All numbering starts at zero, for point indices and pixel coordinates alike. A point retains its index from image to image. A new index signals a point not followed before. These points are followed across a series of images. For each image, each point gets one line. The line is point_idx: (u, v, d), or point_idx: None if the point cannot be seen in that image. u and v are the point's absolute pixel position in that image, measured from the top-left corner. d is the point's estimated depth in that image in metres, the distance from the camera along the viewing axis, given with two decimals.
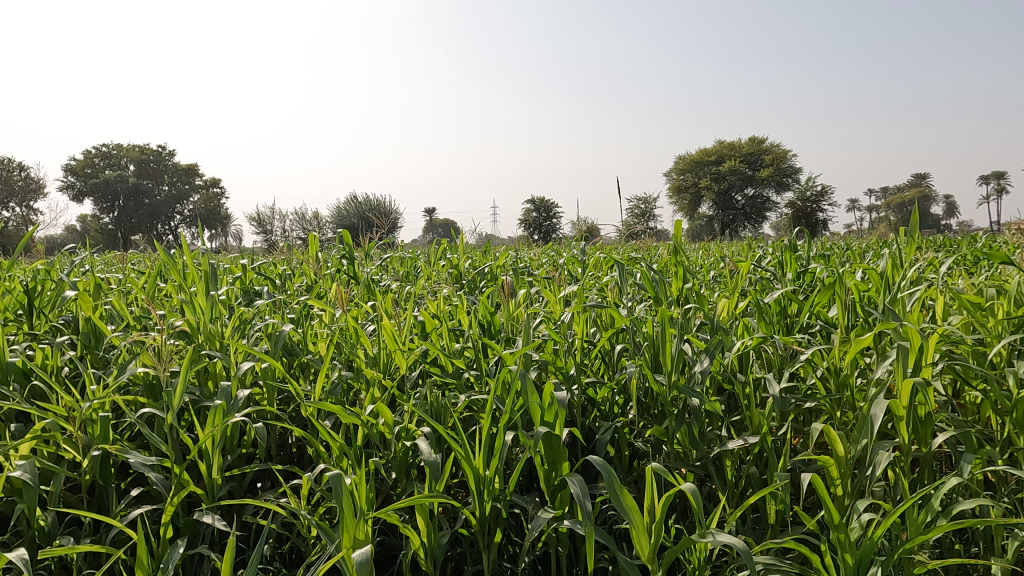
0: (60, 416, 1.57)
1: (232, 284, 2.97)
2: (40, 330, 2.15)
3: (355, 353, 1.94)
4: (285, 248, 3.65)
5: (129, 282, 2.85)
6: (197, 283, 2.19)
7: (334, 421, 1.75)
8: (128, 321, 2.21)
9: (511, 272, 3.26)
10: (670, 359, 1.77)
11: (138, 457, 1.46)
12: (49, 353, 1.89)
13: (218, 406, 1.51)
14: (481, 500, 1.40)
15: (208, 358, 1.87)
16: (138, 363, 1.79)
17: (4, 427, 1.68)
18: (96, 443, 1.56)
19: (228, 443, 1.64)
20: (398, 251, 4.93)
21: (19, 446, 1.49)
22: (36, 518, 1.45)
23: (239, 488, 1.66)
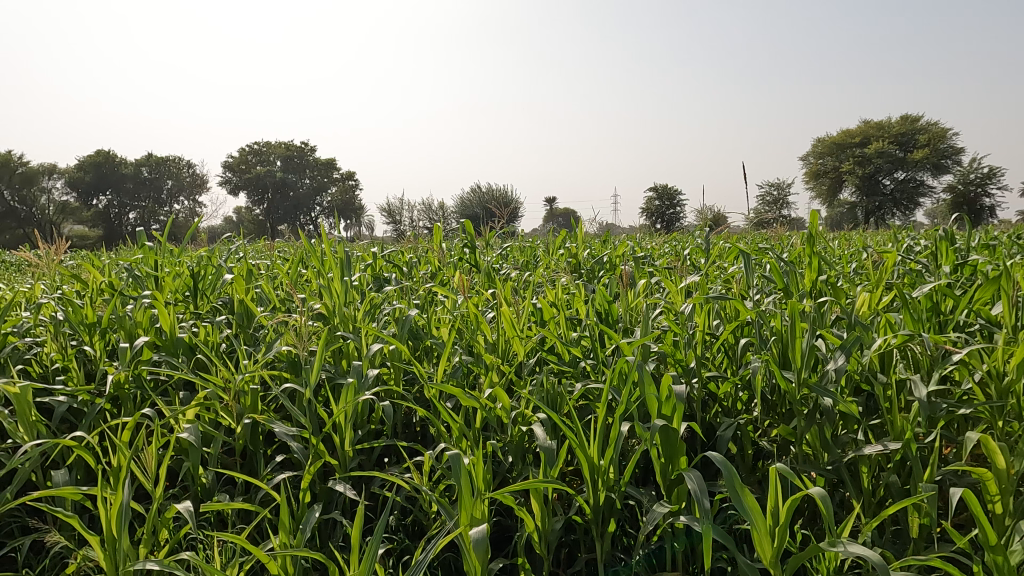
0: (219, 386, 1.77)
1: (364, 270, 3.15)
2: (204, 309, 2.41)
3: (475, 339, 2.01)
4: (412, 238, 3.83)
5: (275, 268, 3.11)
6: (332, 269, 2.35)
7: (455, 403, 1.82)
8: (275, 303, 2.42)
9: (632, 261, 3.20)
10: (799, 356, 1.66)
11: (281, 428, 1.63)
12: (210, 331, 2.12)
13: (350, 384, 1.63)
14: (595, 489, 1.41)
15: (342, 339, 2.00)
16: (283, 342, 1.96)
17: (175, 394, 1.91)
18: (247, 413, 1.74)
19: (358, 419, 1.76)
20: (519, 240, 5.01)
21: (186, 411, 1.69)
22: (199, 475, 1.64)
23: (368, 462, 1.77)
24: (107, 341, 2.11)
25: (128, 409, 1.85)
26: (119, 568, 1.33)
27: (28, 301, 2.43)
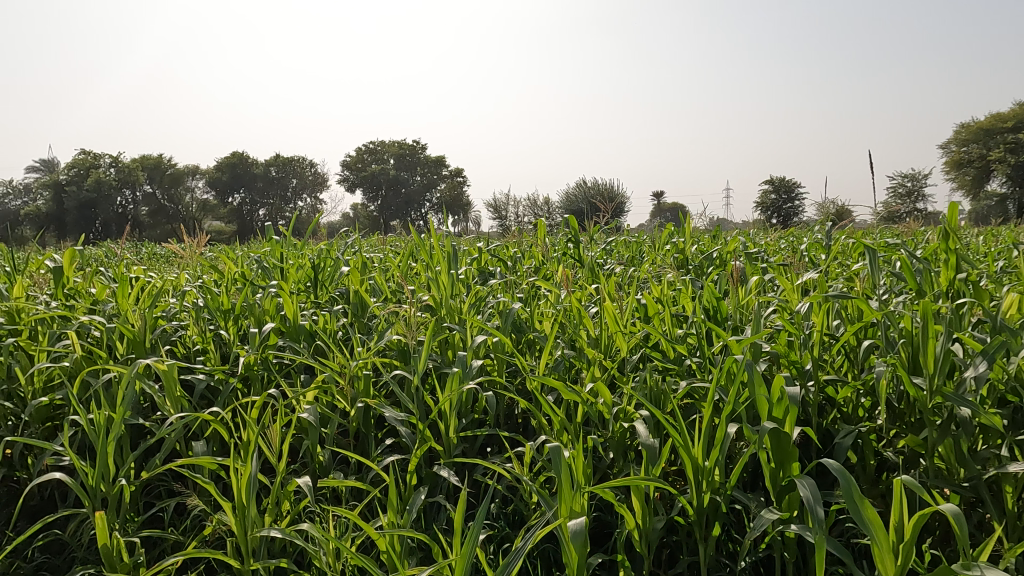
0: (335, 371, 1.88)
1: (469, 264, 3.23)
2: (323, 299, 2.57)
3: (578, 334, 2.00)
4: (516, 233, 3.87)
5: (387, 261, 3.26)
6: (440, 263, 2.43)
7: (557, 396, 1.83)
8: (386, 295, 2.54)
9: (743, 257, 3.06)
10: (932, 362, 1.52)
11: (391, 413, 1.71)
12: (328, 319, 2.26)
13: (455, 374, 1.68)
14: (698, 490, 1.36)
15: (448, 330, 2.06)
16: (393, 331, 2.05)
17: (297, 377, 2.05)
18: (360, 397, 1.84)
19: (463, 407, 1.81)
20: (624, 236, 4.94)
21: (306, 393, 1.82)
22: (316, 453, 1.76)
23: (471, 449, 1.82)
24: (239, 327, 2.30)
25: (256, 389, 2.01)
26: (247, 534, 1.45)
27: (174, 289, 2.70)
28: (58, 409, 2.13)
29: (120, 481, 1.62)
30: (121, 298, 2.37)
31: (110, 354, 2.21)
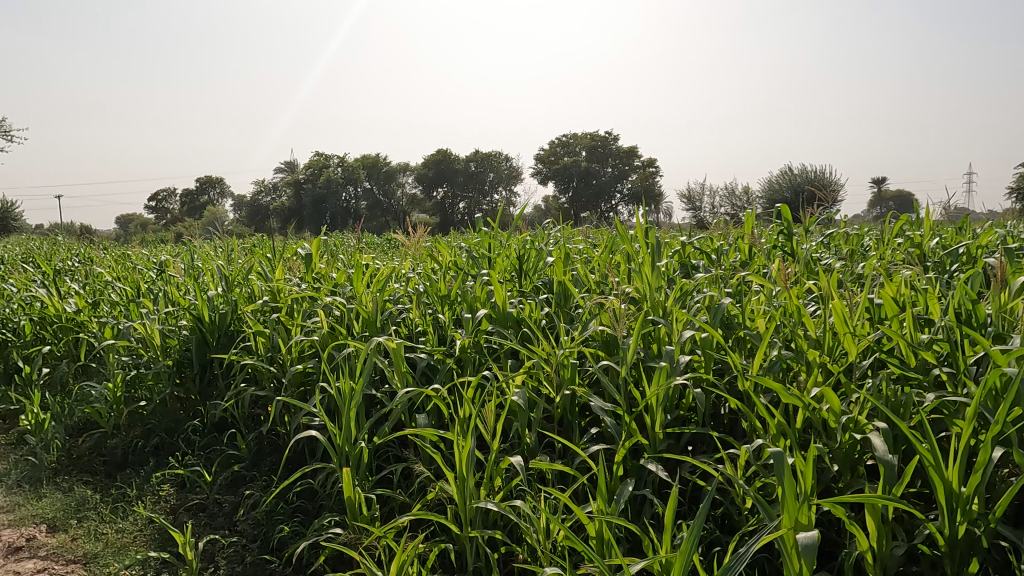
0: (542, 358, 1.95)
1: (671, 256, 3.14)
2: (528, 288, 2.67)
3: (797, 334, 1.85)
4: (720, 224, 3.68)
5: (587, 253, 3.29)
6: (644, 255, 2.40)
7: (772, 399, 1.72)
8: (589, 285, 2.56)
9: (1004, 253, 2.60)
10: None
11: (598, 402, 1.73)
12: (534, 307, 2.34)
13: (663, 368, 1.66)
14: (952, 519, 1.20)
15: (653, 324, 2.03)
16: (598, 322, 2.07)
17: (505, 361, 2.16)
18: (566, 385, 1.89)
19: (669, 403, 1.78)
20: (843, 227, 4.45)
21: (516, 377, 1.91)
22: (525, 435, 1.84)
23: (677, 446, 1.78)
24: (454, 312, 2.48)
25: (470, 370, 2.15)
26: (466, 503, 1.57)
27: (398, 275, 2.99)
28: (309, 376, 2.47)
29: (359, 443, 1.86)
30: (357, 282, 2.67)
31: (349, 332, 2.51)
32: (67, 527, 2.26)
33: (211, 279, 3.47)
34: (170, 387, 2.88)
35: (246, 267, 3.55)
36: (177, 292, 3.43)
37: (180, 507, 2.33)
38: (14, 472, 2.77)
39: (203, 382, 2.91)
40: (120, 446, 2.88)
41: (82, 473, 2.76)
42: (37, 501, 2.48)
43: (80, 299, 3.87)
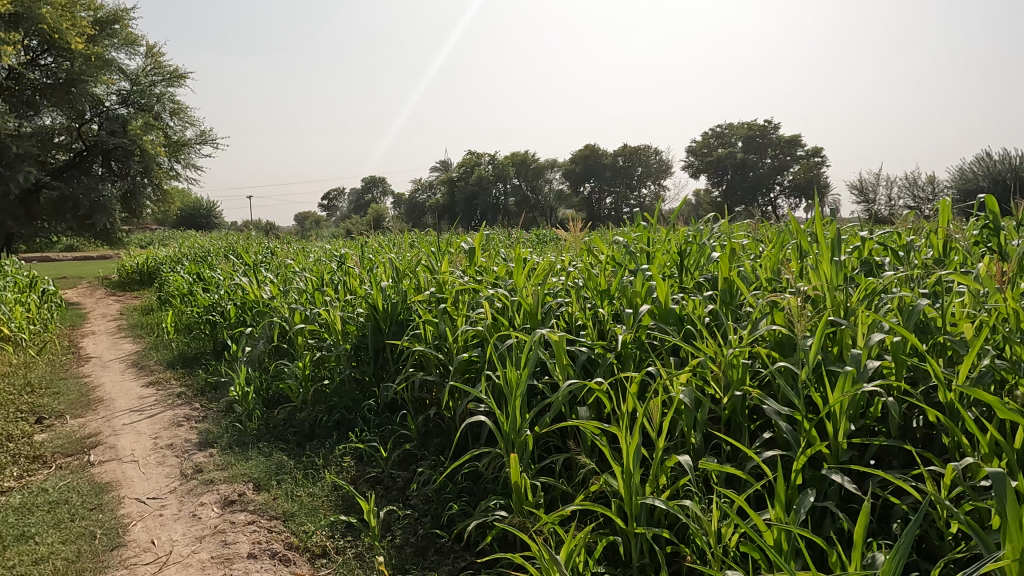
0: (710, 356, 1.88)
1: (850, 252, 2.88)
2: (690, 284, 2.59)
3: (1014, 341, 1.62)
4: (910, 217, 3.31)
5: (753, 248, 3.12)
6: (822, 251, 2.22)
7: (982, 414, 1.52)
8: (758, 282, 2.43)
9: None
10: None
11: (773, 406, 1.65)
12: (698, 304, 2.27)
13: (849, 374, 1.53)
14: None
15: (835, 325, 1.88)
16: (771, 321, 1.95)
17: (668, 358, 2.12)
18: (736, 385, 1.81)
19: (854, 411, 1.64)
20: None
21: (681, 375, 1.86)
22: (691, 435, 1.79)
23: (864, 459, 1.64)
24: (613, 307, 2.47)
25: (631, 365, 2.14)
26: (632, 498, 1.57)
27: (556, 269, 3.03)
28: (473, 365, 2.59)
29: (524, 432, 1.93)
30: (518, 276, 2.75)
31: (511, 324, 2.59)
32: (268, 487, 2.58)
33: (383, 271, 3.75)
34: (349, 368, 3.17)
35: (414, 259, 3.79)
36: (354, 282, 3.74)
37: (360, 478, 2.56)
38: (225, 435, 3.20)
39: (378, 366, 3.16)
40: (308, 419, 3.22)
41: (278, 440, 3.12)
42: (245, 462, 2.85)
43: (274, 287, 4.35)
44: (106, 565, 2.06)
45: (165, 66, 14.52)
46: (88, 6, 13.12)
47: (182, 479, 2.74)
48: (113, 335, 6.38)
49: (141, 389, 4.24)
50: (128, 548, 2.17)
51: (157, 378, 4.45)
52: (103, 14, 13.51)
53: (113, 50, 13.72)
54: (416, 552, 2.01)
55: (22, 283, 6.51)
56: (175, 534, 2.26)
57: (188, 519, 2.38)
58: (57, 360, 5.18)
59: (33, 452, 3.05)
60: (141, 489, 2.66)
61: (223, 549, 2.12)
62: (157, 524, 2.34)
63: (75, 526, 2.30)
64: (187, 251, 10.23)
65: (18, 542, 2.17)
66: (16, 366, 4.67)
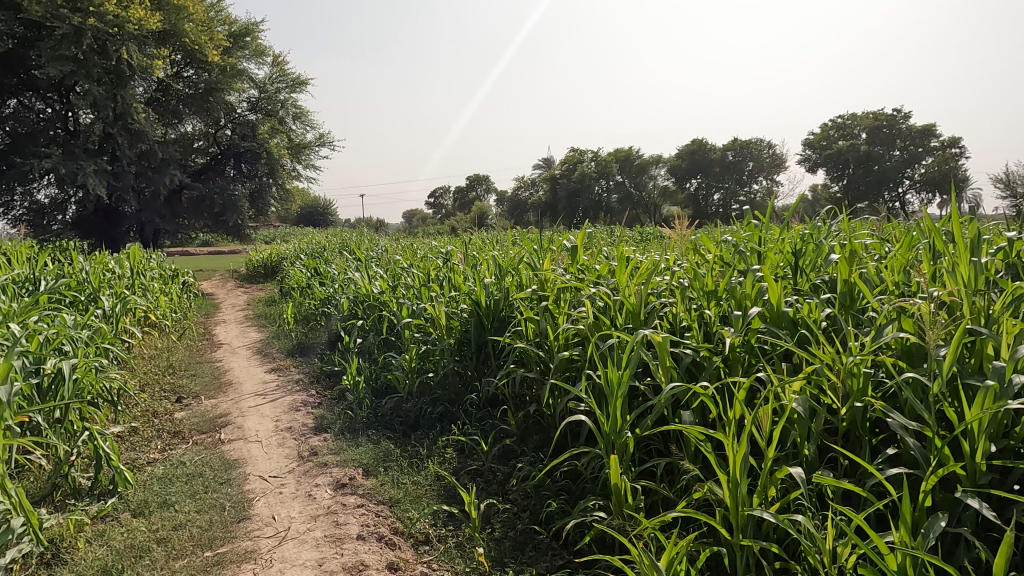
0: (827, 364, 1.77)
1: (996, 253, 2.60)
2: (805, 286, 2.44)
3: None
4: None
5: (879, 247, 2.89)
6: (961, 252, 2.01)
7: None
8: (883, 285, 2.25)
9: None
10: None
11: (899, 420, 1.52)
12: (815, 308, 2.13)
13: (991, 389, 1.38)
14: None
15: (974, 334, 1.70)
16: (897, 328, 1.80)
17: (780, 364, 2.01)
18: (856, 396, 1.69)
19: (996, 430, 1.48)
20: None
21: (794, 383, 1.76)
22: (804, 446, 1.70)
23: (1005, 483, 1.49)
24: (721, 308, 2.38)
25: (739, 370, 2.05)
26: (738, 509, 1.51)
27: (661, 267, 2.95)
28: (574, 363, 2.59)
29: (626, 433, 1.90)
30: (621, 274, 2.71)
31: (612, 323, 2.56)
32: (376, 473, 2.70)
33: (487, 268, 3.82)
34: (453, 363, 3.26)
35: (516, 257, 3.83)
36: (458, 278, 3.84)
37: (462, 469, 2.63)
38: (338, 421, 3.39)
39: (480, 361, 3.23)
40: (413, 410, 3.35)
41: (385, 428, 3.26)
42: (355, 448, 3.01)
43: (384, 281, 4.55)
44: (234, 535, 2.25)
45: (289, 73, 15.54)
46: (224, 20, 14.28)
47: (300, 461, 2.93)
48: (241, 323, 6.94)
49: (265, 375, 4.58)
50: (251, 521, 2.36)
51: (279, 365, 4.79)
52: (237, 27, 14.66)
53: (245, 60, 14.85)
54: (515, 547, 2.04)
55: (167, 274, 7.21)
56: (292, 511, 2.42)
57: (304, 498, 2.54)
58: (195, 345, 5.70)
59: (174, 428, 3.38)
60: (264, 467, 2.88)
61: (335, 529, 2.25)
62: (277, 501, 2.53)
63: (208, 498, 2.53)
64: (307, 246, 10.92)
65: (160, 509, 2.42)
66: (161, 349, 5.19)
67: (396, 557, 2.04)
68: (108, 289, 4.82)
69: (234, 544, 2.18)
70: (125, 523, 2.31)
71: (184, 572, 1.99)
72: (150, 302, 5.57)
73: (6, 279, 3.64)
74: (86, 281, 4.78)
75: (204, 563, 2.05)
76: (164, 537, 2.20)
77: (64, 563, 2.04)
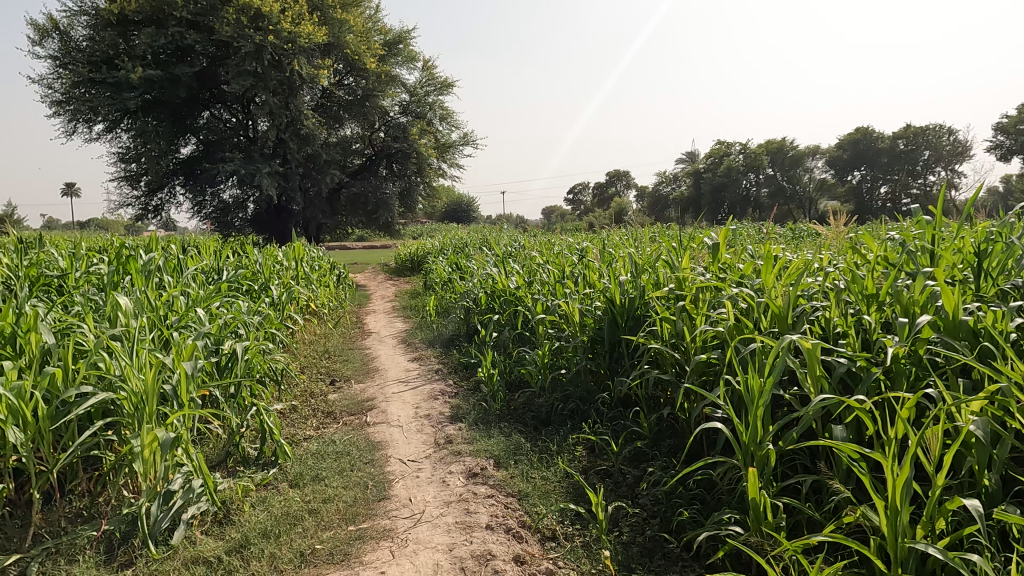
0: (1016, 383, 1.52)
1: None
2: (990, 292, 2.12)
3: None
4: None
5: None
6: None
7: None
8: None
9: None
10: None
11: None
12: (1002, 317, 1.84)
13: None
14: None
15: None
16: None
17: (955, 380, 1.77)
18: None
19: None
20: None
21: (973, 403, 1.54)
22: (982, 476, 1.48)
23: None
24: (883, 314, 2.14)
25: (903, 385, 1.82)
26: (897, 541, 1.36)
27: (813, 268, 2.71)
28: (712, 367, 2.46)
29: (767, 446, 1.78)
30: (767, 274, 2.52)
31: (756, 327, 2.40)
32: (507, 465, 2.76)
33: (622, 266, 3.74)
34: (586, 360, 3.24)
35: (654, 254, 3.72)
36: (593, 275, 3.80)
37: (591, 469, 2.61)
38: (472, 412, 3.50)
39: (612, 359, 3.18)
40: (545, 405, 3.37)
41: (517, 422, 3.31)
42: (488, 439, 3.09)
43: (519, 277, 4.63)
44: (375, 513, 2.40)
45: (437, 77, 16.27)
46: (381, 30, 15.28)
47: (436, 447, 3.07)
48: (389, 314, 7.40)
49: (408, 363, 4.85)
50: (391, 501, 2.50)
51: (420, 355, 5.04)
52: (391, 35, 15.60)
53: (398, 66, 15.79)
54: (643, 553, 1.98)
55: (326, 267, 7.86)
56: (428, 495, 2.54)
57: (439, 483, 2.66)
58: (348, 332, 6.16)
59: (327, 409, 3.68)
60: (403, 451, 3.04)
61: (465, 517, 2.33)
62: (414, 484, 2.66)
63: (355, 476, 2.72)
64: (450, 242, 11.41)
65: (313, 482, 2.64)
66: (318, 336, 5.67)
67: (522, 550, 2.06)
68: (276, 279, 5.35)
69: (375, 521, 2.33)
70: (283, 492, 2.55)
71: (331, 542, 2.16)
72: (311, 292, 6.10)
73: (195, 269, 4.15)
74: (259, 271, 5.34)
75: (348, 536, 2.21)
76: (315, 508, 2.40)
77: (233, 523, 2.29)
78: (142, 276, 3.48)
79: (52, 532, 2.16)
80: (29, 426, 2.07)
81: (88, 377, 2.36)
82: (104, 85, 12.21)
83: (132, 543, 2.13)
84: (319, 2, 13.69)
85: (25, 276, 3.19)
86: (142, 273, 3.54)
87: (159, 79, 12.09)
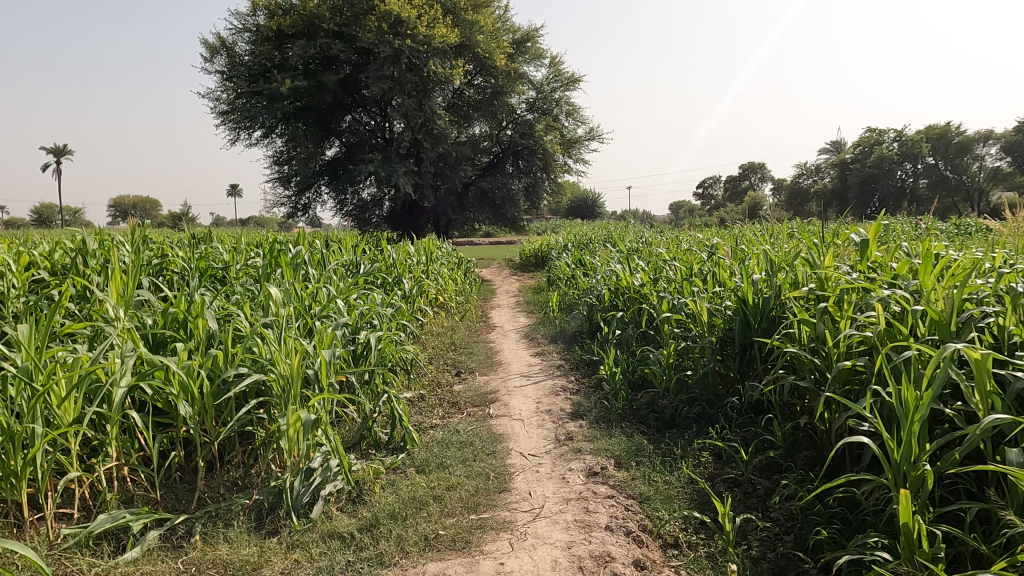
0: None
1: None
2: None
3: None
4: None
5: None
6: None
7: None
8: None
9: None
10: None
11: None
12: None
13: None
14: None
15: None
16: None
17: None
18: None
19: None
20: None
21: None
22: None
23: None
24: None
25: None
26: None
27: (984, 268, 2.40)
28: (857, 376, 2.27)
29: (923, 466, 1.59)
30: (926, 275, 2.27)
31: (911, 333, 2.17)
32: (628, 466, 2.70)
33: (757, 263, 3.53)
34: (714, 363, 3.10)
35: (792, 251, 3.47)
36: (723, 274, 3.62)
37: (718, 476, 2.49)
38: (594, 409, 3.46)
39: (743, 362, 3.03)
40: (669, 407, 3.27)
41: (639, 422, 3.24)
42: (608, 438, 3.05)
43: (645, 274, 4.51)
44: (495, 504, 2.45)
45: (565, 72, 16.25)
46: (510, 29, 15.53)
47: (556, 443, 3.07)
48: (513, 308, 7.53)
49: (530, 358, 4.91)
50: (511, 494, 2.54)
51: (543, 350, 5.08)
52: (520, 34, 15.80)
53: (527, 63, 15.95)
54: (774, 570, 1.86)
55: (454, 262, 8.15)
56: (547, 490, 2.55)
57: (559, 479, 2.66)
58: (473, 326, 6.35)
59: (453, 399, 3.82)
60: (524, 445, 3.08)
61: (584, 515, 2.31)
62: (534, 478, 2.68)
63: (477, 466, 2.80)
64: (575, 237, 11.41)
65: (438, 469, 2.75)
66: (446, 328, 5.89)
67: (643, 555, 2.01)
68: (409, 273, 5.63)
69: (495, 513, 2.37)
70: (411, 476, 2.67)
71: (453, 529, 2.23)
72: (439, 286, 6.35)
73: (337, 263, 4.47)
74: (393, 266, 5.64)
75: (469, 524, 2.28)
76: (439, 494, 2.49)
77: (365, 502, 2.44)
78: (291, 269, 3.79)
79: (213, 497, 2.41)
80: (196, 401, 2.32)
81: (244, 360, 2.60)
82: (262, 95, 13.44)
83: (278, 513, 2.33)
84: (452, 6, 14.16)
85: (195, 268, 3.57)
86: (291, 266, 3.86)
87: (307, 88, 13.09)
